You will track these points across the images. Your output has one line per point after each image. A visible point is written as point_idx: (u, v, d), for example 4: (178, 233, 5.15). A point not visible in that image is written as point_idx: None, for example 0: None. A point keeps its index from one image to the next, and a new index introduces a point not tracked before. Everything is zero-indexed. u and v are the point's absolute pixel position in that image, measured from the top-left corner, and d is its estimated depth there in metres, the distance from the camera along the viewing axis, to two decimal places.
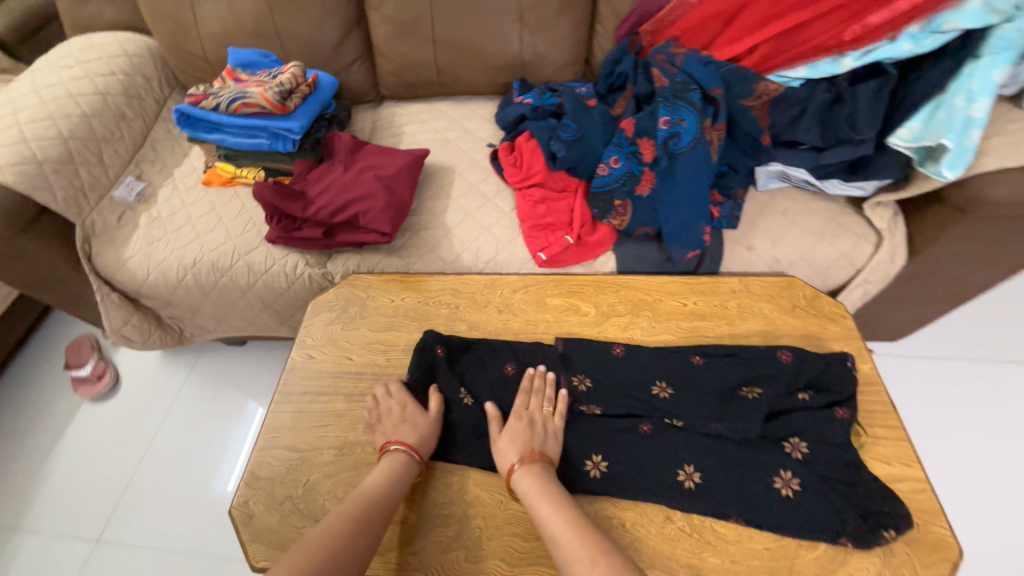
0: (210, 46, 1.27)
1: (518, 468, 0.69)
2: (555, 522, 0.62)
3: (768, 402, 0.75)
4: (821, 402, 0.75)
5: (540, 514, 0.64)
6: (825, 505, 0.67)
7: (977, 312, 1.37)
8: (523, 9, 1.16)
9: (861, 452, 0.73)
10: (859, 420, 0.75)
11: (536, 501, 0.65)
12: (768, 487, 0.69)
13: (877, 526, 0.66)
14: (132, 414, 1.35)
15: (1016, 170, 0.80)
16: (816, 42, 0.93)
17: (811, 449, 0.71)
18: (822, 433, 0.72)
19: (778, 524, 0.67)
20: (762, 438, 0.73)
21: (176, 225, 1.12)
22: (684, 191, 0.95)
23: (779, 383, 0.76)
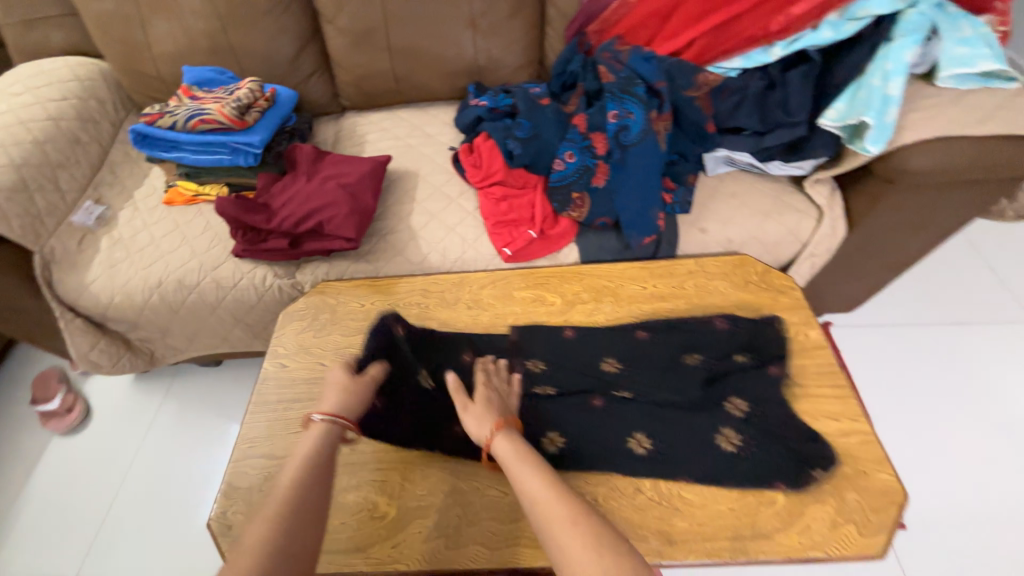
0: (165, 66, 1.27)
1: (496, 436, 0.66)
2: (531, 483, 0.58)
3: (706, 367, 0.84)
4: (755, 362, 0.84)
5: (516, 478, 0.60)
6: (764, 454, 0.73)
7: (921, 279, 1.46)
8: (474, 15, 1.20)
9: (797, 403, 0.79)
10: (792, 375, 0.82)
11: (512, 465, 0.61)
12: (714, 444, 0.75)
13: (809, 467, 0.72)
14: (106, 443, 1.32)
15: (934, 141, 0.86)
16: (747, 34, 1.00)
17: (749, 406, 0.79)
18: (760, 389, 0.81)
19: (724, 477, 0.72)
20: (703, 401, 0.81)
21: (139, 246, 1.11)
22: (635, 180, 1.00)
23: (716, 349, 0.85)
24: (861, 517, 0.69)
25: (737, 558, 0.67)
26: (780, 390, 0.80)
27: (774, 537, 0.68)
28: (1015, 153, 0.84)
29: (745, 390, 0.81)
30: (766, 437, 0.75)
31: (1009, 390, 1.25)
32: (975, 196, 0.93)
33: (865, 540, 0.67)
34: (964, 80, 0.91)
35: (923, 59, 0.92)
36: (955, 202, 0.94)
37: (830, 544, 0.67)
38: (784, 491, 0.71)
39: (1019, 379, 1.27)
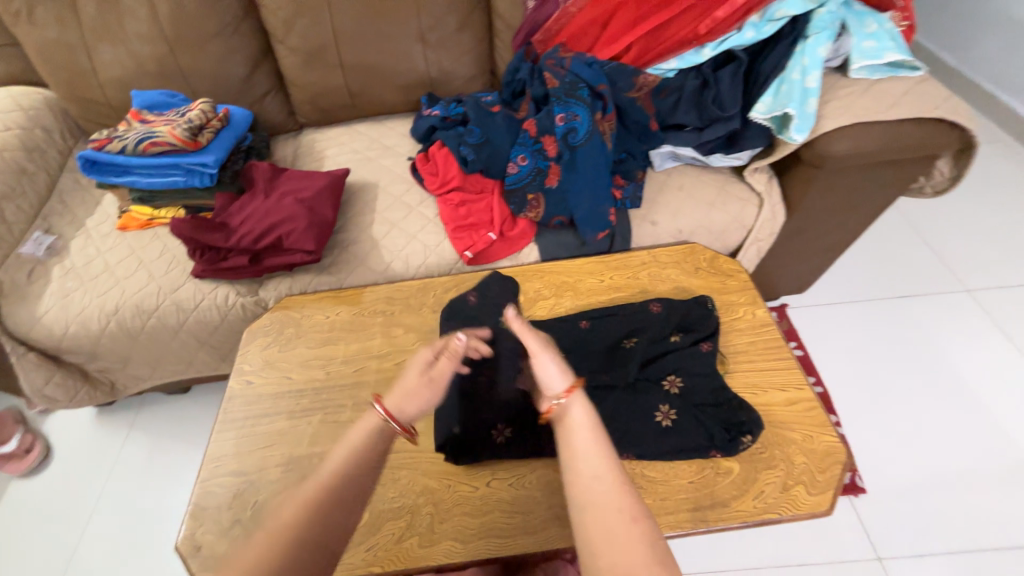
0: (113, 91, 1.26)
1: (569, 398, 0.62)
2: (594, 460, 0.54)
3: (642, 349, 0.86)
4: (688, 340, 0.87)
5: (576, 446, 0.57)
6: (697, 426, 0.78)
7: (865, 257, 1.56)
8: (423, 30, 1.23)
9: (725, 377, 0.84)
10: (723, 351, 0.87)
11: (576, 432, 0.58)
12: (650, 421, 0.79)
13: (737, 435, 0.77)
14: (68, 482, 1.27)
15: (848, 128, 0.94)
16: (678, 37, 1.08)
17: (684, 382, 0.82)
18: (694, 364, 0.84)
19: (662, 451, 0.76)
20: (640, 382, 0.83)
21: (93, 274, 1.09)
22: (586, 179, 1.04)
23: (652, 331, 0.88)
24: (809, 478, 0.74)
25: (699, 528, 0.70)
26: (712, 363, 0.84)
27: (730, 504, 0.72)
28: (924, 134, 0.92)
29: (683, 369, 0.84)
30: (699, 411, 0.79)
31: (950, 355, 1.34)
32: (896, 174, 1.00)
33: (813, 499, 0.72)
34: (875, 71, 1.00)
35: (837, 53, 1.01)
36: (879, 182, 1.01)
37: (782, 506, 0.71)
38: (738, 460, 0.75)
39: (958, 344, 1.36)
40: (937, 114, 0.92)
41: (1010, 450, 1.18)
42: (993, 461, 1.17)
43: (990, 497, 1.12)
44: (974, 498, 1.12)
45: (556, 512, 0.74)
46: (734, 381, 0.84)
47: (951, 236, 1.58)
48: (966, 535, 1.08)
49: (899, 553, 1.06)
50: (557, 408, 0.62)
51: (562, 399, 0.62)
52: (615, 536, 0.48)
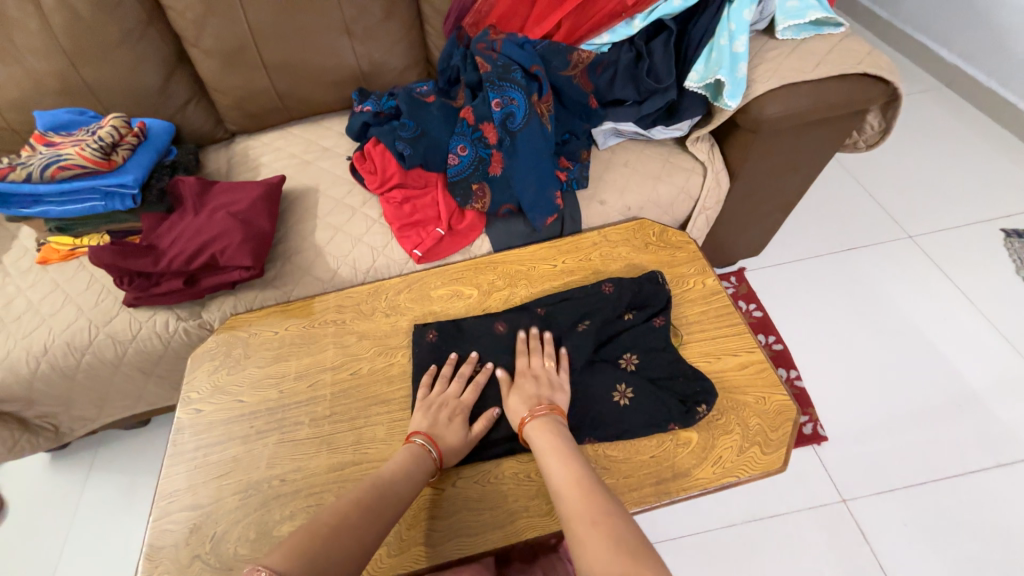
0: (13, 114, 1.15)
1: (532, 424, 0.72)
2: (563, 477, 0.63)
3: (594, 331, 0.86)
4: (641, 317, 0.87)
5: (549, 469, 0.65)
6: (654, 401, 0.78)
7: (816, 213, 1.60)
8: (347, 21, 1.17)
9: (680, 349, 0.85)
10: (677, 324, 0.88)
11: (547, 457, 0.67)
12: (608, 401, 0.79)
13: (692, 405, 0.78)
14: (26, 536, 1.20)
15: (778, 91, 0.94)
16: (608, 10, 1.06)
17: (640, 359, 0.83)
18: (648, 341, 0.85)
19: (623, 429, 0.77)
20: (597, 363, 0.84)
21: (15, 314, 1.01)
22: (527, 164, 1.02)
23: (607, 311, 0.87)
24: (763, 438, 0.76)
25: (662, 500, 0.72)
26: (666, 337, 0.85)
27: (691, 472, 0.74)
28: (850, 91, 0.94)
29: (637, 345, 0.84)
30: (653, 387, 0.80)
31: (897, 301, 1.40)
32: (829, 132, 1.02)
33: (768, 457, 0.75)
34: (800, 31, 1.00)
35: (763, 15, 1.01)
36: (814, 140, 1.03)
37: (739, 468, 0.74)
38: (696, 430, 0.77)
39: (905, 289, 1.42)
40: (860, 69, 0.93)
41: (955, 384, 1.25)
42: (940, 396, 1.24)
43: (940, 431, 1.18)
44: (926, 433, 1.18)
45: (524, 503, 0.74)
46: (689, 351, 0.85)
47: (893, 185, 1.64)
48: (920, 468, 1.14)
49: (861, 494, 1.12)
50: (529, 434, 0.72)
51: (528, 425, 0.72)
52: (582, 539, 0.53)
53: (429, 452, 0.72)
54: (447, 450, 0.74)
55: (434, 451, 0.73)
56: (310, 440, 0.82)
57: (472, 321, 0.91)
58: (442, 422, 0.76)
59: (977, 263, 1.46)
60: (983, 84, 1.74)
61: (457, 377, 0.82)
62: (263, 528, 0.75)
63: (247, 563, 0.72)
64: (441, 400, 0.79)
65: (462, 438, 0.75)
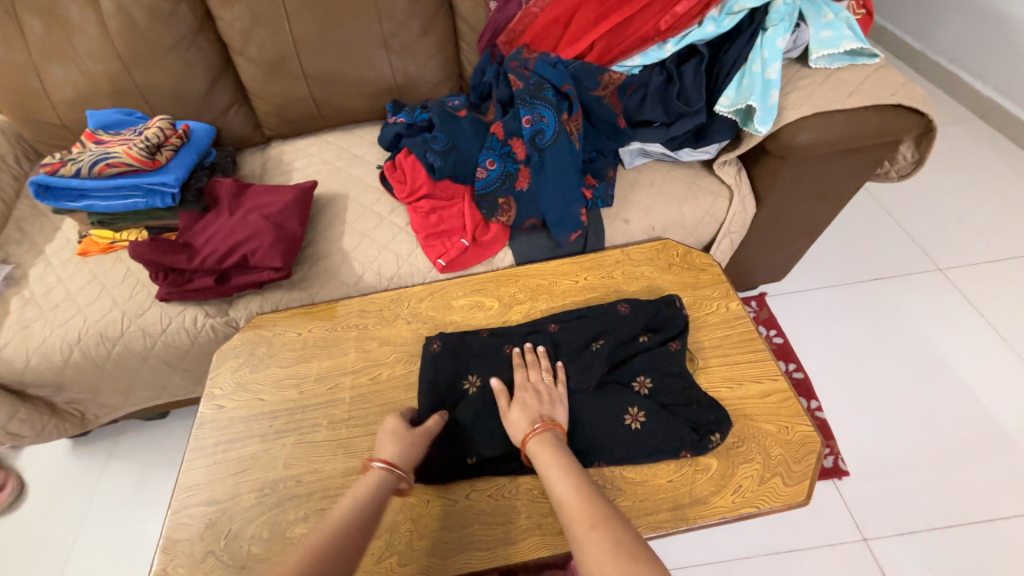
0: (66, 112, 1.21)
1: (533, 438, 0.70)
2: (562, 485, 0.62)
3: (608, 351, 0.84)
4: (657, 339, 0.86)
5: (551, 481, 0.64)
6: (667, 427, 0.76)
7: (842, 241, 1.58)
8: (386, 35, 1.21)
9: (696, 376, 0.84)
10: (692, 350, 0.87)
11: (547, 469, 0.65)
12: (618, 424, 0.77)
13: (705, 433, 0.76)
14: (43, 521, 1.22)
15: (809, 118, 0.94)
16: (641, 32, 1.07)
17: (653, 382, 0.82)
18: (664, 365, 0.83)
19: (638, 454, 0.75)
20: (609, 384, 0.82)
21: (53, 302, 1.05)
22: (554, 180, 1.04)
23: (622, 332, 0.87)
24: (785, 468, 0.74)
25: (678, 526, 0.71)
26: (683, 362, 0.84)
27: (710, 500, 0.72)
28: (883, 121, 0.93)
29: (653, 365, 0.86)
30: (666, 412, 0.78)
31: (925, 334, 1.36)
32: (859, 160, 1.01)
33: (791, 490, 0.73)
34: (834, 60, 1.01)
35: (796, 44, 1.02)
36: (844, 168, 1.02)
37: (760, 499, 0.72)
38: (715, 456, 0.76)
39: (932, 322, 1.38)
40: (895, 100, 0.93)
41: (986, 424, 1.21)
42: (969, 435, 1.19)
43: (968, 469, 1.14)
44: (954, 473, 1.14)
45: (537, 521, 0.73)
46: (710, 376, 0.84)
47: (923, 216, 1.61)
48: (947, 510, 1.09)
49: (884, 533, 1.08)
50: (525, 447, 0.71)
51: (528, 437, 0.71)
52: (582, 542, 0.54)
53: (386, 466, 0.69)
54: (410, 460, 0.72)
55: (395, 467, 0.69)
56: (327, 442, 0.83)
57: (480, 339, 0.90)
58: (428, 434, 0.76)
59: (1010, 299, 1.41)
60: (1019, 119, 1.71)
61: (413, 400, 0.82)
62: (276, 528, 0.76)
63: (259, 562, 0.73)
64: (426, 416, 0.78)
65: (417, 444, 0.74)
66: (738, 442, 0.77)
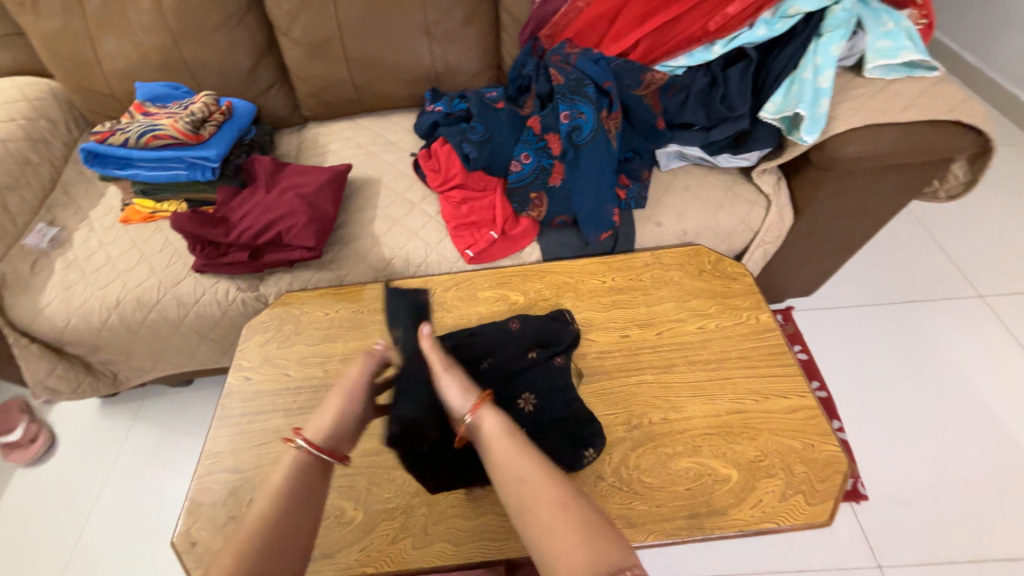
0: (116, 83, 1.25)
1: (480, 412, 0.67)
2: (520, 463, 0.60)
3: (493, 368, 0.85)
4: (543, 356, 0.86)
5: (505, 458, 0.61)
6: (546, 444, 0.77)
7: (877, 260, 1.53)
8: (428, 23, 1.22)
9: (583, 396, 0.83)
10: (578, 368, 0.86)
11: (501, 446, 0.63)
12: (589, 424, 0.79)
13: (581, 450, 0.76)
14: (72, 474, 1.28)
15: (859, 130, 0.91)
16: (689, 32, 1.05)
17: (537, 400, 0.82)
18: (549, 380, 0.84)
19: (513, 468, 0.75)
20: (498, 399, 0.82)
21: (95, 266, 1.09)
22: (589, 178, 1.03)
23: (512, 347, 0.87)
24: (809, 487, 0.73)
25: (694, 535, 0.70)
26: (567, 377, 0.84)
27: (728, 512, 0.71)
28: (937, 137, 0.89)
29: (679, 371, 0.85)
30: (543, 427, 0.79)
31: (958, 361, 1.31)
32: (908, 177, 0.98)
33: (813, 509, 0.71)
34: (890, 71, 0.97)
35: (852, 52, 0.99)
36: (891, 184, 0.99)
37: (780, 515, 0.71)
38: (737, 468, 0.75)
39: (966, 350, 1.33)
40: (952, 116, 0.89)
41: (1018, 460, 1.16)
42: (997, 468, 1.15)
43: (995, 505, 1.10)
44: (979, 508, 1.10)
45: None
46: (735, 387, 0.82)
47: (965, 240, 1.55)
48: (970, 545, 1.06)
49: (900, 562, 1.05)
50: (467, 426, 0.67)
51: (471, 417, 0.67)
52: (549, 523, 0.55)
53: (306, 448, 0.65)
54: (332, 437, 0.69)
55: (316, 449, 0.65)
56: None
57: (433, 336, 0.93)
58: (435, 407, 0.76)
59: None
60: None
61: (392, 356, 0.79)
62: None
63: None
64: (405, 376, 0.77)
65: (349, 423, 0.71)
66: (762, 457, 0.75)
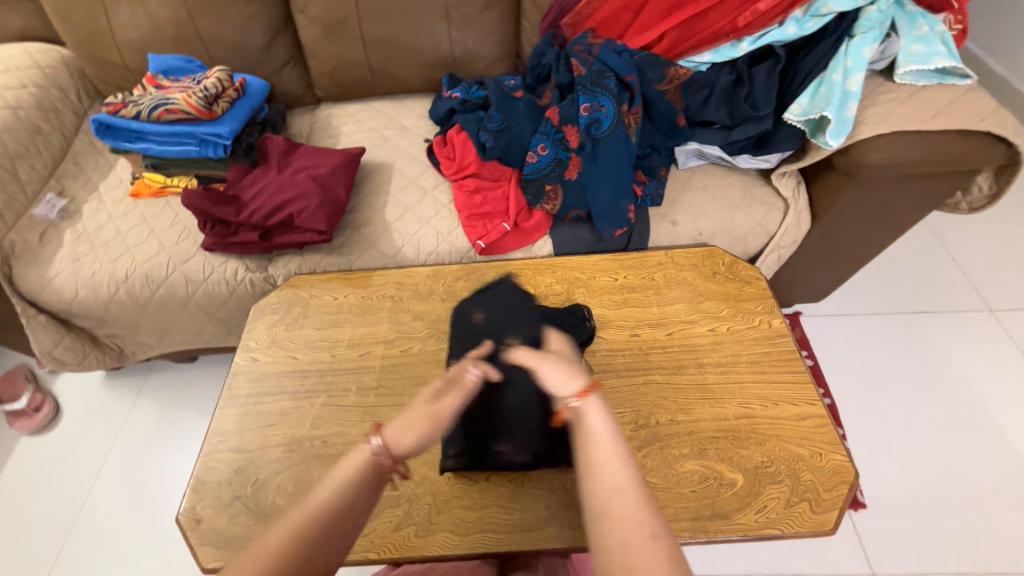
0: (129, 54, 1.23)
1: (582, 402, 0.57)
2: (613, 472, 0.50)
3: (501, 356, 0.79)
4: None
5: (603, 461, 0.51)
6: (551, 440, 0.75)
7: (890, 268, 1.51)
8: (448, 6, 1.19)
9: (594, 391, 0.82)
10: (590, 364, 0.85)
11: (601, 446, 0.52)
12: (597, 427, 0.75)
13: None
14: (76, 445, 1.29)
15: (887, 136, 0.89)
16: (716, 28, 1.02)
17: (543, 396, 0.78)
18: None
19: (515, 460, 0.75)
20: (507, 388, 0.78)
21: (104, 239, 1.09)
22: (605, 173, 1.01)
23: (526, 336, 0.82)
24: (814, 495, 0.73)
25: (698, 537, 0.70)
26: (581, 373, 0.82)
27: (732, 516, 0.71)
28: (966, 147, 0.88)
29: (689, 373, 0.84)
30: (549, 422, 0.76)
31: (965, 375, 1.30)
32: (932, 187, 0.96)
33: (817, 517, 0.71)
34: (921, 76, 0.95)
35: (883, 55, 0.96)
36: (914, 193, 0.97)
37: (784, 522, 0.71)
38: (743, 473, 0.74)
39: (974, 363, 1.32)
40: (983, 126, 0.87)
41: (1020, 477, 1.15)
42: (999, 484, 1.15)
43: (993, 520, 1.10)
44: (978, 521, 1.10)
45: (554, 512, 0.73)
46: (744, 392, 0.82)
47: (980, 253, 1.53)
48: (966, 558, 1.06)
49: (896, 572, 1.05)
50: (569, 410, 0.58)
51: (573, 402, 0.58)
52: (633, 548, 0.44)
53: (381, 451, 0.55)
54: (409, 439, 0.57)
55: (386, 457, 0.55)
56: (355, 408, 0.85)
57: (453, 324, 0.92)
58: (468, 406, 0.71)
59: None
60: None
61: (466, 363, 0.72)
62: (301, 483, 0.78)
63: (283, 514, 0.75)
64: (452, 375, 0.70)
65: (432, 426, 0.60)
66: (769, 464, 0.75)
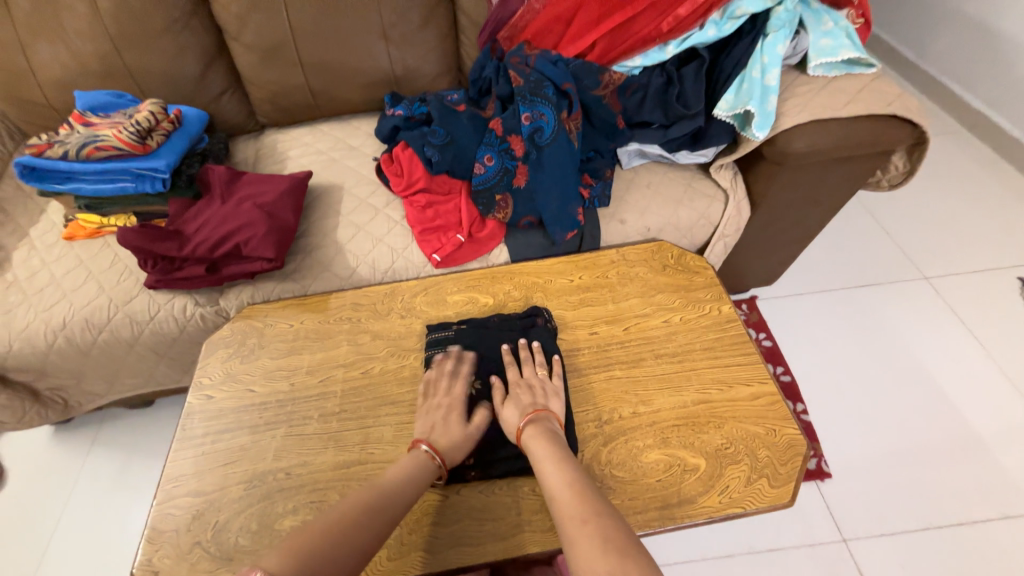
0: (54, 92, 1.18)
1: (528, 427, 0.73)
2: (550, 477, 0.65)
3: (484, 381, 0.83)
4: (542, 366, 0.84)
5: (542, 470, 0.66)
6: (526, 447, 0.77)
7: (832, 247, 1.60)
8: (385, 26, 1.20)
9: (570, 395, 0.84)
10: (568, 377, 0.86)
11: (541, 459, 0.68)
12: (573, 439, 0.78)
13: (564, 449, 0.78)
14: (22, 509, 1.20)
15: (806, 126, 0.95)
16: (643, 34, 1.07)
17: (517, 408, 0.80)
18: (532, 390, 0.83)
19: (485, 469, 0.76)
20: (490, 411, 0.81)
21: (37, 287, 1.03)
22: (552, 178, 1.04)
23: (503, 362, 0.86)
24: (771, 471, 0.76)
25: (666, 525, 0.72)
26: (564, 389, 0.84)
27: (697, 500, 0.73)
28: (877, 131, 0.95)
29: (647, 364, 0.86)
30: None
31: (906, 340, 1.39)
32: (853, 169, 1.03)
33: (775, 491, 0.74)
34: (832, 68, 1.02)
35: (795, 51, 1.03)
36: (838, 175, 1.03)
37: (745, 499, 0.73)
38: (704, 456, 0.77)
39: (914, 328, 1.41)
40: (890, 110, 0.94)
41: (964, 430, 1.24)
42: (947, 439, 1.22)
43: (944, 473, 1.17)
44: (931, 476, 1.17)
45: (526, 517, 0.74)
46: (700, 378, 0.85)
47: (909, 225, 1.64)
48: (925, 512, 1.12)
49: (864, 534, 1.10)
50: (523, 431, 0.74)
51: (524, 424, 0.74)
52: (566, 523, 0.58)
53: (431, 452, 0.73)
54: (456, 451, 0.74)
55: (437, 458, 0.73)
56: (317, 436, 0.83)
57: (429, 331, 0.91)
58: (441, 424, 0.77)
59: (990, 309, 1.44)
60: (1008, 133, 1.74)
61: (461, 376, 0.83)
62: (265, 520, 0.75)
63: (247, 554, 0.72)
64: (446, 402, 0.80)
65: (466, 439, 0.75)
66: (728, 445, 0.78)
